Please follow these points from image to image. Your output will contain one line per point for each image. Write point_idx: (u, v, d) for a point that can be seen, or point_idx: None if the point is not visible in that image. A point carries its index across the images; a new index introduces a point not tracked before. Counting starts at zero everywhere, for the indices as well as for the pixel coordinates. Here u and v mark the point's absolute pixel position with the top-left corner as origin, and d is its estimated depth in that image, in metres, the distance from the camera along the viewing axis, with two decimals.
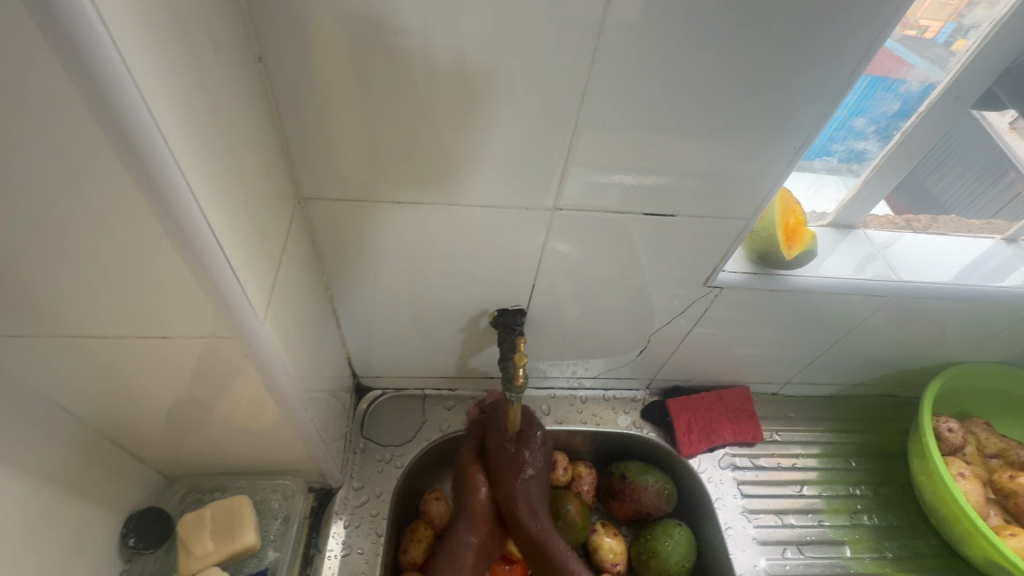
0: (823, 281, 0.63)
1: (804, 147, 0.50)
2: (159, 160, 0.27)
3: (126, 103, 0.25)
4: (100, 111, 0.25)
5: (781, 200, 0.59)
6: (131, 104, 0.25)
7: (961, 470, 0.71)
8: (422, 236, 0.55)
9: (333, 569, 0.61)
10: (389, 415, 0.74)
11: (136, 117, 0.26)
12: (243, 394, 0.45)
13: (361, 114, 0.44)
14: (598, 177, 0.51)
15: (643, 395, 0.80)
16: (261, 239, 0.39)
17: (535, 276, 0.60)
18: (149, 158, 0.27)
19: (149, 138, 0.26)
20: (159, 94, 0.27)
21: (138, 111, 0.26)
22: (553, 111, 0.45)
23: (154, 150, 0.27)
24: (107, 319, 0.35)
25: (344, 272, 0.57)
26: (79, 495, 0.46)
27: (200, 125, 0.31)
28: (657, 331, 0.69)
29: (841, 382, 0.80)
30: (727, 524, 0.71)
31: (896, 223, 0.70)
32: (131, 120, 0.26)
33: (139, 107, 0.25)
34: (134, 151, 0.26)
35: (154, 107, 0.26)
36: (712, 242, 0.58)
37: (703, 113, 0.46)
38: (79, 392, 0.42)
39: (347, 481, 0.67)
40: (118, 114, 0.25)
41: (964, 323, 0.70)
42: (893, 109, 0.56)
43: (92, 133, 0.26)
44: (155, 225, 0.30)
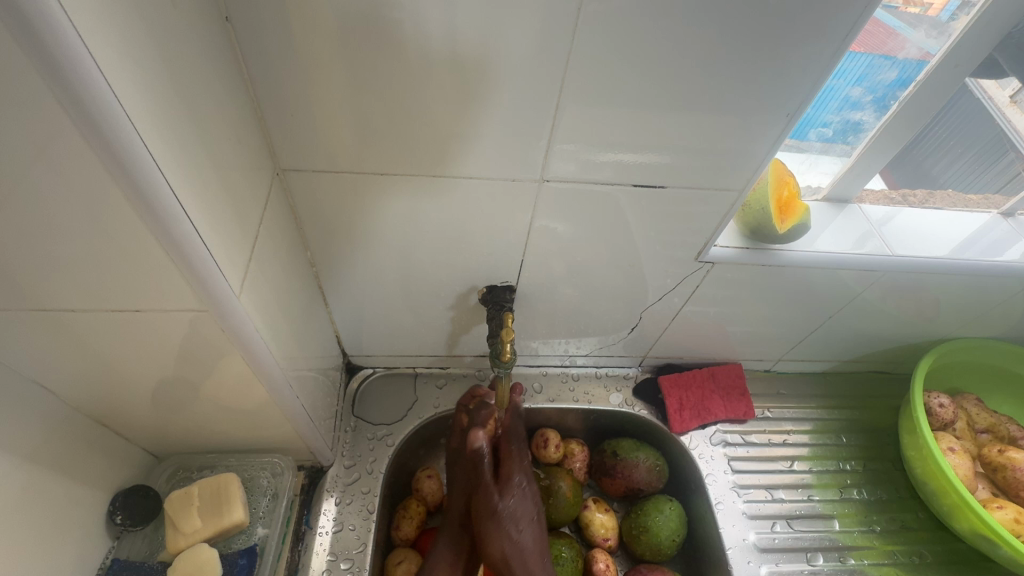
0: (817, 256, 0.62)
1: (797, 115, 0.48)
2: (119, 129, 0.26)
3: (76, 66, 0.24)
4: (43, 70, 0.23)
5: (775, 172, 0.58)
6: (83, 68, 0.24)
7: (951, 445, 0.71)
8: (407, 211, 0.53)
9: (325, 546, 0.61)
10: (380, 394, 0.74)
11: (90, 83, 0.24)
12: (227, 370, 0.44)
13: (337, 81, 0.42)
14: (586, 149, 0.49)
15: (635, 372, 0.80)
16: (234, 210, 0.38)
17: (524, 252, 0.59)
18: (102, 122, 0.25)
19: (107, 104, 0.25)
20: (108, 51, 0.25)
21: (91, 76, 0.24)
22: (538, 78, 0.44)
23: (112, 117, 0.26)
24: (77, 294, 0.34)
25: (329, 248, 0.56)
26: (63, 473, 0.45)
27: (161, 93, 0.29)
28: (650, 308, 0.69)
29: (834, 358, 0.80)
30: (718, 499, 0.71)
31: (892, 198, 0.69)
32: (84, 85, 0.24)
33: (92, 72, 0.24)
34: (85, 114, 0.25)
35: (103, 64, 0.25)
36: (706, 216, 0.57)
37: (694, 82, 0.45)
38: (55, 370, 0.41)
39: (338, 459, 0.67)
40: (66, 79, 0.24)
41: (960, 298, 0.69)
42: (891, 78, 0.54)
43: (38, 96, 0.24)
44: (117, 195, 0.28)
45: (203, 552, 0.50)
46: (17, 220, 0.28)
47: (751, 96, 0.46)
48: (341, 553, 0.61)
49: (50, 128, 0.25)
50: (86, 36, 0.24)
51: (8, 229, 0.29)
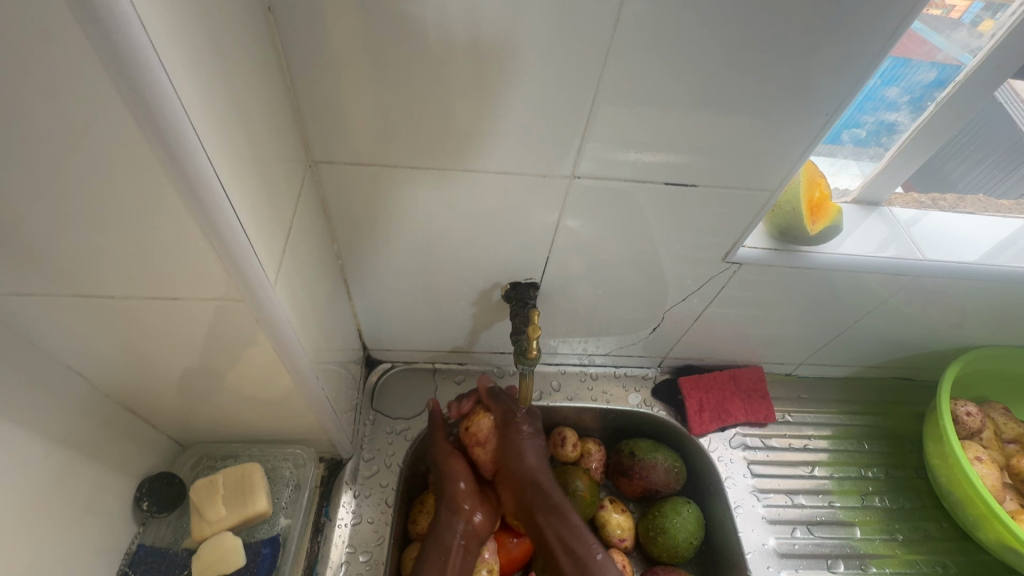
0: (846, 259, 0.61)
1: (836, 116, 0.47)
2: (170, 115, 0.26)
3: (135, 53, 0.24)
4: (106, 59, 0.23)
5: (806, 173, 0.57)
6: (142, 56, 0.24)
7: (978, 454, 0.69)
8: (434, 206, 0.53)
9: (344, 538, 0.62)
10: (399, 388, 0.74)
11: (146, 68, 0.24)
12: (255, 360, 0.44)
13: (373, 74, 0.42)
14: (618, 147, 0.49)
15: (654, 373, 0.79)
16: (270, 202, 0.38)
17: (549, 250, 0.59)
18: (158, 111, 0.26)
19: (160, 91, 0.25)
20: (167, 43, 0.25)
21: (149, 63, 0.24)
22: (573, 74, 0.43)
23: (164, 104, 0.26)
24: (116, 278, 0.34)
25: (354, 241, 0.56)
26: (94, 458, 0.46)
27: (209, 82, 0.29)
28: (672, 308, 0.68)
29: (857, 363, 0.79)
30: (737, 503, 0.71)
31: (922, 201, 0.68)
32: (141, 70, 0.24)
33: (150, 59, 0.24)
34: (143, 103, 0.25)
35: (162, 56, 0.25)
36: (734, 215, 0.56)
37: (731, 80, 0.44)
38: (89, 356, 0.41)
39: (357, 452, 0.67)
40: (122, 63, 0.24)
41: (989, 305, 0.68)
42: (929, 78, 0.53)
43: (99, 84, 0.24)
44: (166, 184, 0.29)
45: (227, 540, 0.50)
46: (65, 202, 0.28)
47: (790, 96, 0.45)
48: (360, 546, 0.61)
49: (104, 112, 0.25)
50: (147, 26, 0.24)
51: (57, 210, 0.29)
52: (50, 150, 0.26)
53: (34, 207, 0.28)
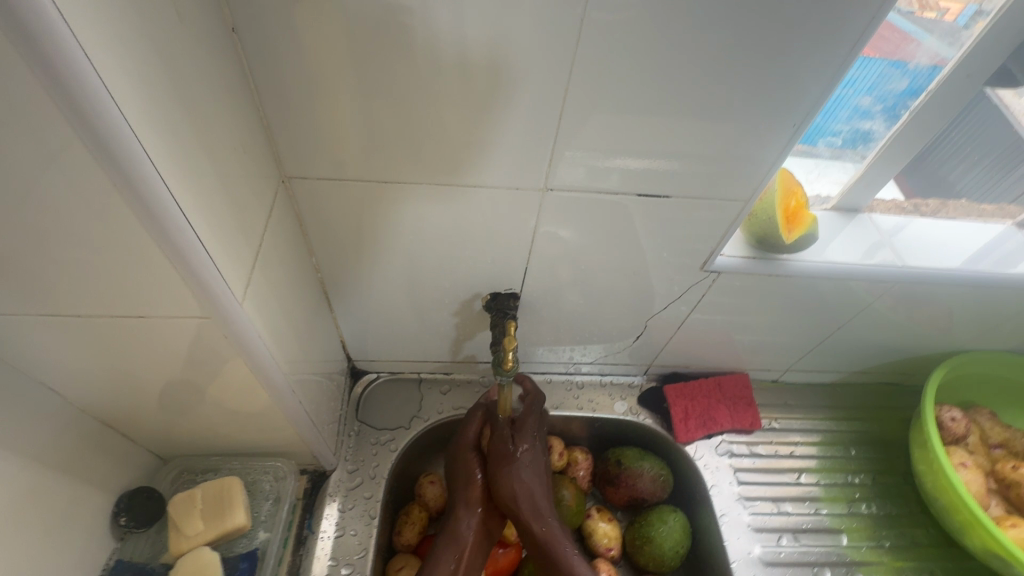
0: (825, 266, 0.61)
1: (804, 125, 0.47)
2: (116, 128, 0.26)
3: (80, 80, 0.24)
4: (52, 86, 0.24)
5: (781, 182, 0.57)
6: (87, 82, 0.24)
7: (963, 460, 0.69)
8: (411, 218, 0.53)
9: (326, 550, 0.61)
10: (384, 399, 0.74)
11: (86, 82, 0.24)
12: (230, 375, 0.44)
13: (342, 91, 0.43)
14: (591, 157, 0.49)
15: (640, 381, 0.79)
16: (238, 219, 0.38)
17: (529, 260, 0.59)
18: (109, 137, 0.26)
19: (105, 104, 0.25)
20: (113, 69, 0.25)
21: (95, 89, 0.25)
22: (540, 90, 0.44)
23: (109, 117, 0.26)
24: (82, 296, 0.34)
25: (334, 254, 0.57)
26: (71, 476, 0.46)
27: (161, 96, 0.29)
28: (654, 316, 0.68)
29: (842, 369, 0.79)
30: (722, 511, 0.70)
31: (904, 207, 0.68)
32: (81, 85, 0.24)
33: (96, 84, 0.25)
34: (93, 129, 0.25)
35: (109, 81, 0.25)
36: (709, 224, 0.56)
37: (695, 93, 0.44)
38: (61, 373, 0.41)
39: (341, 463, 0.67)
40: (61, 78, 0.24)
41: (972, 310, 0.68)
42: (901, 87, 0.53)
43: (46, 109, 0.24)
44: (123, 207, 0.29)
45: (206, 554, 0.49)
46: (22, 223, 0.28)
47: (756, 106, 0.46)
48: (343, 558, 0.61)
49: (55, 138, 0.25)
50: (91, 53, 0.24)
51: (16, 235, 0.29)
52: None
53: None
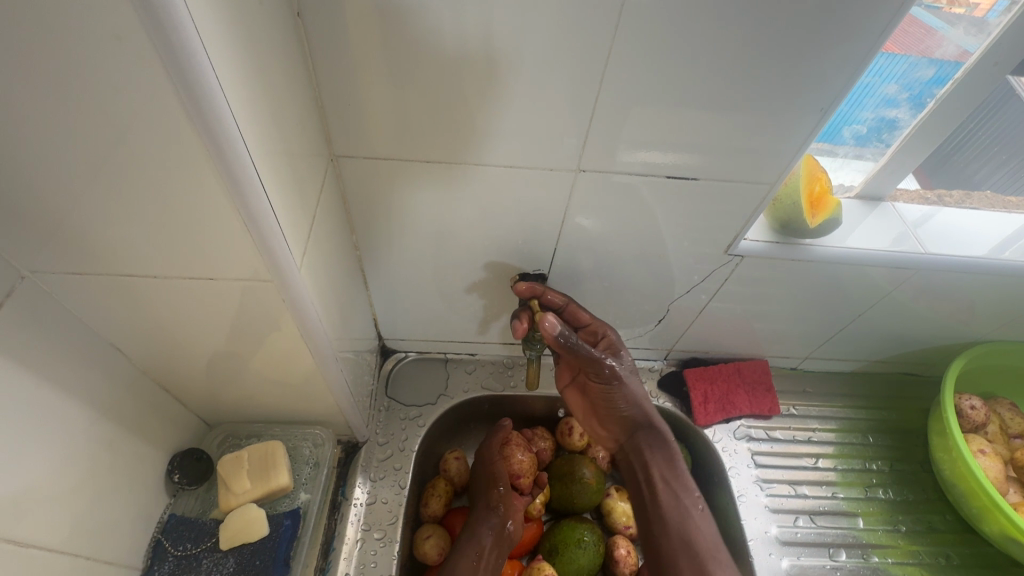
0: (848, 251, 0.62)
1: (830, 110, 0.48)
2: (214, 99, 0.28)
3: (189, 53, 0.26)
4: (167, 57, 0.26)
5: (806, 167, 0.57)
6: (195, 55, 0.27)
7: (982, 447, 0.69)
8: (448, 198, 0.56)
9: (359, 516, 0.64)
10: (413, 377, 0.77)
11: (194, 55, 0.27)
12: (280, 341, 0.47)
13: (390, 73, 0.45)
14: (623, 145, 0.51)
15: (660, 365, 0.81)
16: (297, 191, 0.40)
17: (556, 243, 0.61)
18: (208, 106, 0.28)
19: (205, 77, 0.27)
20: (215, 44, 0.28)
21: (201, 61, 0.27)
22: (578, 74, 0.45)
23: (208, 92, 0.28)
24: (159, 258, 0.37)
25: (372, 233, 0.59)
26: (134, 431, 0.49)
27: (247, 71, 0.32)
28: (676, 301, 0.70)
29: (863, 358, 0.80)
30: (740, 492, 0.72)
31: (927, 197, 0.69)
32: (190, 57, 0.27)
33: (201, 57, 0.27)
34: (195, 98, 0.28)
35: (211, 55, 0.28)
36: (733, 207, 0.57)
37: (730, 76, 0.45)
38: (130, 332, 0.44)
39: (372, 436, 0.70)
40: (174, 50, 0.26)
41: (994, 300, 0.69)
42: (928, 75, 0.54)
43: (155, 78, 0.27)
44: (211, 171, 0.31)
45: (252, 510, 0.51)
46: (126, 182, 0.31)
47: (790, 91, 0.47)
48: (375, 524, 0.64)
49: (160, 105, 0.28)
50: (201, 28, 0.26)
51: (119, 193, 0.32)
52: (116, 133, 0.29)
53: (99, 188, 0.32)
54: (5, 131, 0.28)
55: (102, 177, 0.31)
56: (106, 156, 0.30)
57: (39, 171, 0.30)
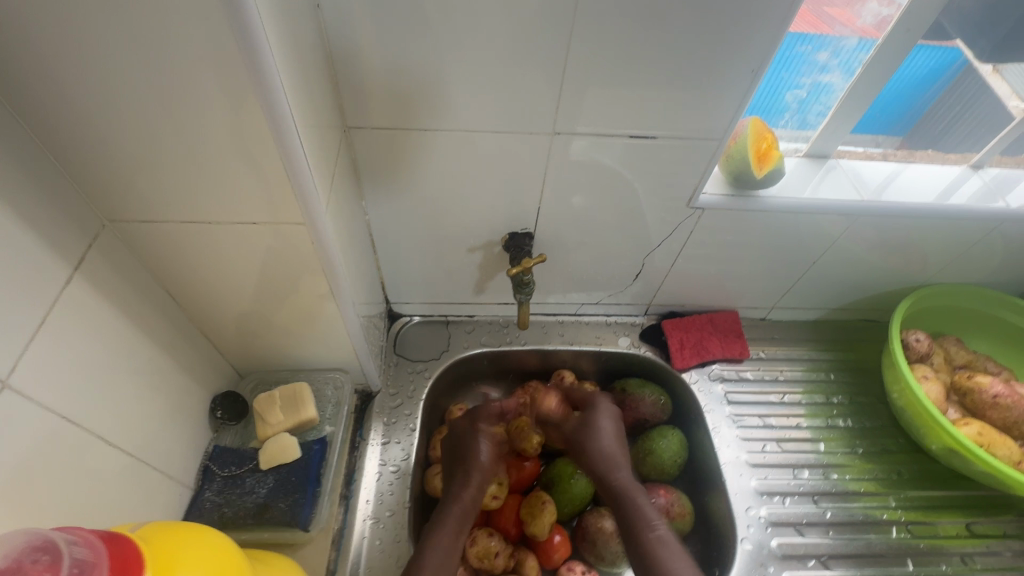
0: (793, 202, 0.69)
1: (760, 72, 0.54)
2: (264, 59, 0.36)
3: (249, 19, 0.34)
4: (232, 24, 0.34)
5: (752, 128, 0.65)
6: (251, 22, 0.34)
7: (925, 373, 0.77)
8: (444, 166, 0.62)
9: (376, 454, 0.72)
10: (417, 338, 0.86)
11: (250, 21, 0.34)
12: (305, 286, 0.54)
13: (389, 52, 0.51)
14: (596, 109, 0.57)
15: (642, 320, 0.90)
16: (322, 148, 0.48)
17: (540, 205, 0.68)
18: (260, 64, 0.36)
19: (257, 39, 0.35)
20: (266, 16, 0.35)
21: (253, 27, 0.34)
22: (554, 41, 0.51)
23: (262, 55, 0.35)
24: (212, 205, 0.45)
25: (380, 202, 0.67)
26: (184, 369, 0.57)
27: (287, 41, 0.39)
28: (649, 260, 0.78)
29: (824, 306, 0.89)
30: (715, 425, 0.80)
31: (873, 155, 0.76)
32: (248, 23, 0.34)
33: (254, 23, 0.34)
34: (251, 57, 0.35)
35: (263, 23, 0.35)
36: (690, 161, 0.62)
37: (691, 44, 0.51)
38: (181, 278, 0.52)
39: (384, 387, 0.79)
40: (238, 17, 0.33)
41: (934, 242, 0.77)
42: (852, 44, 0.62)
43: (221, 42, 0.34)
44: (260, 121, 0.39)
45: (284, 439, 0.59)
46: (194, 133, 0.39)
47: (746, 51, 0.52)
48: (390, 460, 0.72)
49: (222, 65, 0.36)
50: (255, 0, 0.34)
51: (188, 144, 0.40)
52: (189, 91, 0.37)
53: (172, 140, 0.40)
54: (106, 93, 0.37)
55: (176, 130, 0.39)
56: (179, 111, 0.38)
57: (129, 128, 0.39)
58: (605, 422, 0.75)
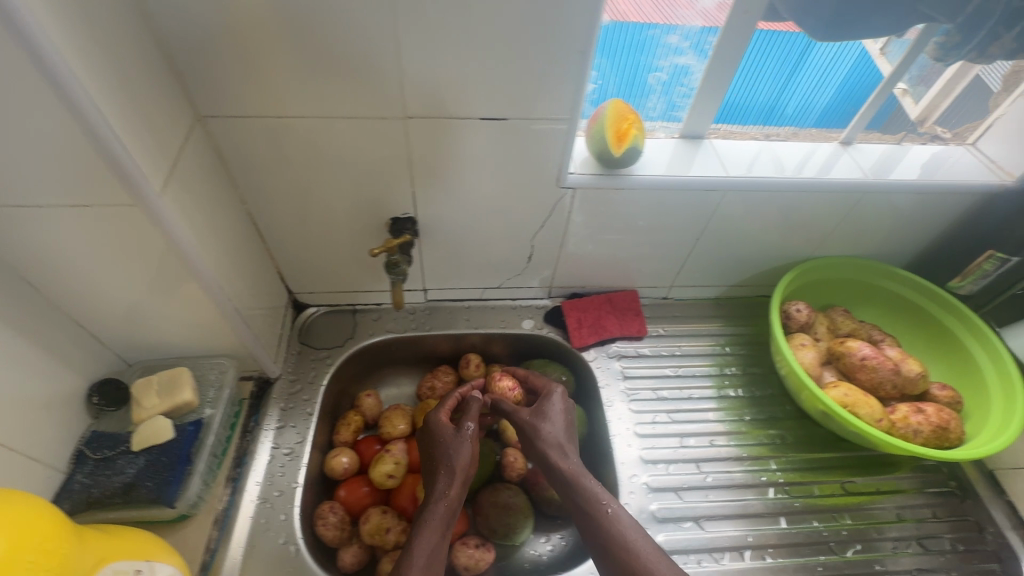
0: (654, 179, 0.72)
1: (588, 52, 0.56)
2: (40, 44, 0.37)
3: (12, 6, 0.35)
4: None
5: (612, 108, 0.68)
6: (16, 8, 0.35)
7: (801, 341, 0.80)
8: (310, 155, 0.64)
9: (269, 438, 0.74)
10: (323, 327, 0.88)
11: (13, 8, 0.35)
12: (159, 269, 0.56)
13: (225, 42, 0.52)
14: (443, 95, 0.58)
15: (547, 302, 0.92)
16: (153, 134, 0.49)
17: (414, 191, 0.70)
18: (39, 49, 0.37)
19: (29, 25, 0.36)
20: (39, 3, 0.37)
21: (21, 13, 0.36)
22: (383, 28, 0.52)
23: (38, 39, 0.37)
24: (41, 192, 0.46)
25: (256, 192, 0.68)
26: (51, 357, 0.58)
27: (82, 28, 0.41)
28: (538, 242, 0.80)
29: (720, 284, 0.93)
30: (608, 400, 0.82)
31: (755, 136, 0.78)
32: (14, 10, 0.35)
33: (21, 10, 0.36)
34: (27, 43, 0.37)
35: (34, 10, 0.36)
36: (551, 142, 0.65)
37: (516, 29, 0.53)
38: (30, 268, 0.53)
39: (284, 374, 0.80)
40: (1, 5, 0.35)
41: (806, 215, 0.80)
42: (698, 27, 0.66)
43: None
44: (57, 105, 0.40)
45: (159, 422, 0.61)
46: None
47: (572, 33, 0.54)
48: (283, 444, 0.73)
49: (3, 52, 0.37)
50: None
51: None
52: None
53: None
54: None
55: None
56: None
57: None
58: (552, 403, 0.72)
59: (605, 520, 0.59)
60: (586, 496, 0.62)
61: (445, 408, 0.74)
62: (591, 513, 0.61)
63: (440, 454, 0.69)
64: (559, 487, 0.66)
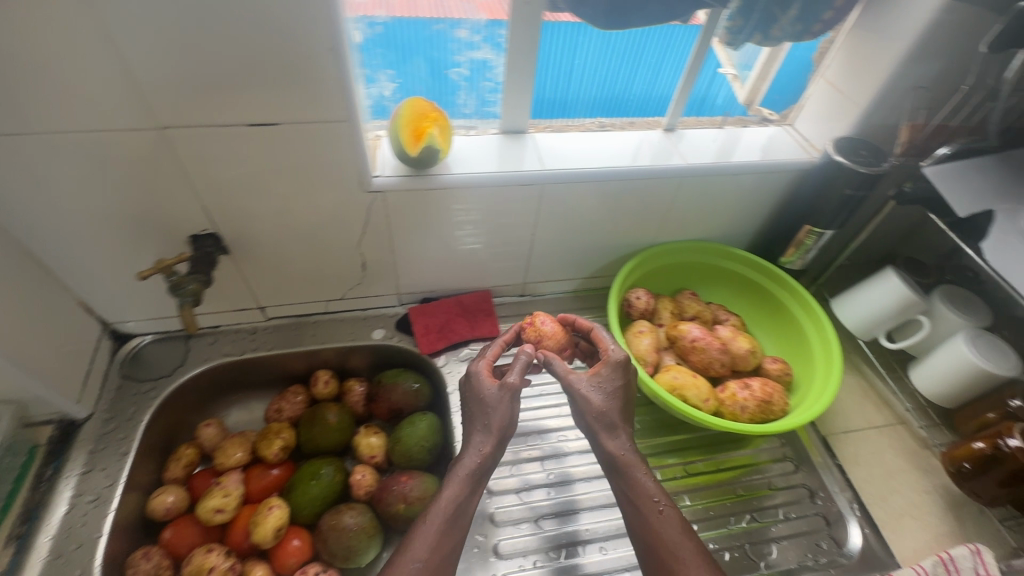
0: (469, 175, 0.70)
1: (338, 48, 0.54)
2: None
3: None
4: None
5: (409, 107, 0.65)
6: None
7: (641, 327, 0.80)
8: (66, 175, 0.58)
9: (70, 484, 0.68)
10: (151, 357, 0.81)
11: None
12: None
13: None
14: (195, 101, 0.55)
15: (398, 310, 0.89)
16: None
17: (205, 206, 0.65)
18: None
19: None
20: None
21: None
22: (96, 32, 0.48)
23: None
24: None
25: (19, 220, 0.61)
26: None
27: None
28: (367, 250, 0.77)
29: (575, 277, 0.93)
30: (456, 405, 0.81)
31: (588, 128, 0.79)
32: None
33: None
34: None
35: None
36: (340, 147, 0.62)
37: (248, 27, 0.50)
38: None
39: (95, 412, 0.74)
40: None
41: (637, 203, 0.80)
42: (484, 20, 0.65)
43: None
44: None
45: None
46: None
47: (313, 30, 0.52)
48: (88, 489, 0.68)
49: None
50: None
51: None
52: None
53: None
54: None
55: None
56: None
57: None
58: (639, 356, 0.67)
59: (660, 519, 0.58)
60: (637, 483, 0.60)
61: (486, 357, 0.67)
62: (644, 512, 0.59)
63: (478, 411, 0.63)
64: (602, 466, 0.63)
